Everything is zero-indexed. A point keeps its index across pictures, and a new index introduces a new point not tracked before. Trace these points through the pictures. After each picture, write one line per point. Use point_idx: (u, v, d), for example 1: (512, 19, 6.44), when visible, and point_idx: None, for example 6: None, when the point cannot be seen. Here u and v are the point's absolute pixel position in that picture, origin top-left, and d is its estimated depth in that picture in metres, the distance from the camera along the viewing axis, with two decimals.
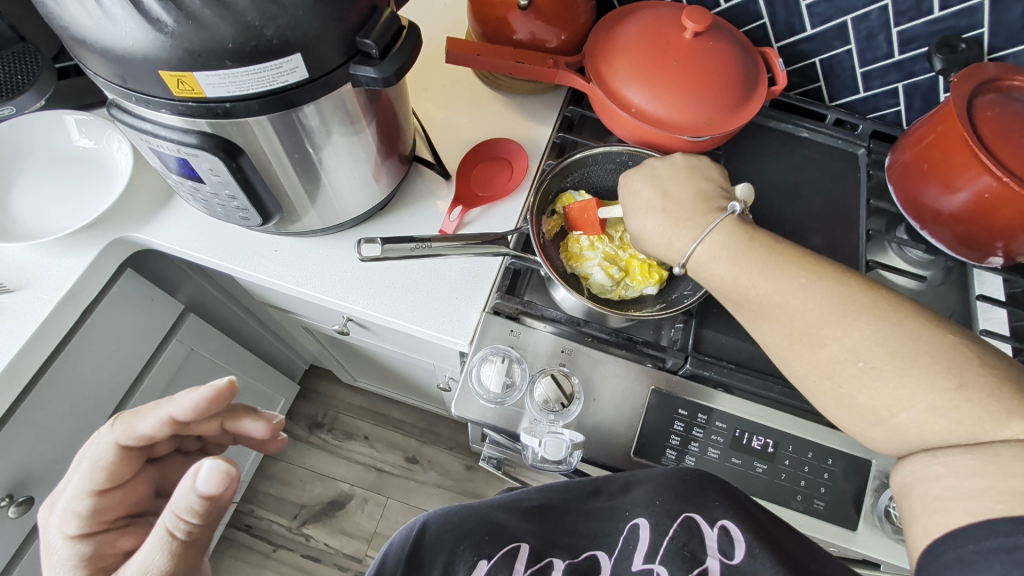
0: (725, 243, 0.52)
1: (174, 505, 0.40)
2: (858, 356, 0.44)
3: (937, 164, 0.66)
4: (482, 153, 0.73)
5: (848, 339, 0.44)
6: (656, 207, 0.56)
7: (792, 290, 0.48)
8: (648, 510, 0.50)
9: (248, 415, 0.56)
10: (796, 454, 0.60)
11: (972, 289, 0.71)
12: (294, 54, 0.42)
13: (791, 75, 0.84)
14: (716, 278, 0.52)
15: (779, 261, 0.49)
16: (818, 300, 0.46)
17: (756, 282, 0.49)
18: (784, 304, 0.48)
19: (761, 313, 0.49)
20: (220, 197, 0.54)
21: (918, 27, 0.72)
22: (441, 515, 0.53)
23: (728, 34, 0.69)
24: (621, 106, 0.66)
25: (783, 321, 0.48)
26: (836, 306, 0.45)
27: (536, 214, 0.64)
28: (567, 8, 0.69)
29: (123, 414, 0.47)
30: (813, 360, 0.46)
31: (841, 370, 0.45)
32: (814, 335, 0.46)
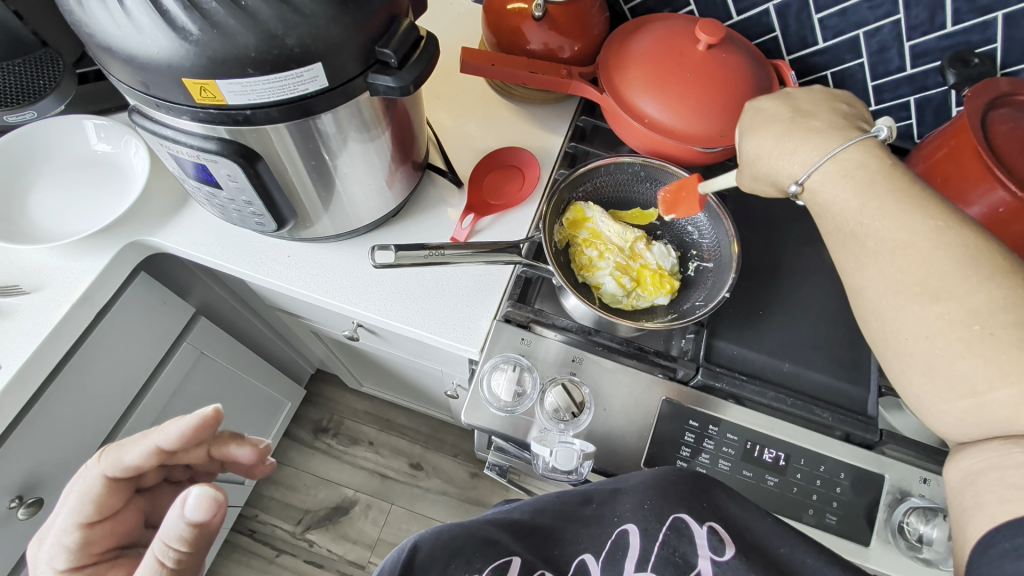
0: (861, 164, 0.47)
1: (163, 534, 0.42)
2: (975, 319, 0.39)
3: (949, 177, 0.65)
4: (494, 161, 0.73)
5: (967, 300, 0.40)
6: (775, 128, 0.53)
7: (928, 233, 0.42)
8: (637, 515, 0.49)
9: (235, 440, 0.56)
10: (807, 467, 0.59)
11: None
12: (315, 63, 0.42)
13: (802, 87, 0.84)
14: (834, 208, 0.48)
15: (916, 200, 0.44)
16: (947, 250, 0.41)
17: (881, 220, 0.45)
18: (901, 248, 0.43)
19: (878, 250, 0.44)
20: (237, 202, 0.55)
21: (930, 41, 0.72)
22: (432, 535, 0.50)
23: (742, 47, 0.69)
24: (634, 116, 0.67)
25: (905, 263, 0.43)
26: (967, 259, 0.41)
27: (549, 223, 0.64)
28: (581, 19, 0.70)
29: (110, 447, 0.48)
30: (918, 313, 0.42)
31: (950, 331, 0.40)
32: (936, 287, 0.41)
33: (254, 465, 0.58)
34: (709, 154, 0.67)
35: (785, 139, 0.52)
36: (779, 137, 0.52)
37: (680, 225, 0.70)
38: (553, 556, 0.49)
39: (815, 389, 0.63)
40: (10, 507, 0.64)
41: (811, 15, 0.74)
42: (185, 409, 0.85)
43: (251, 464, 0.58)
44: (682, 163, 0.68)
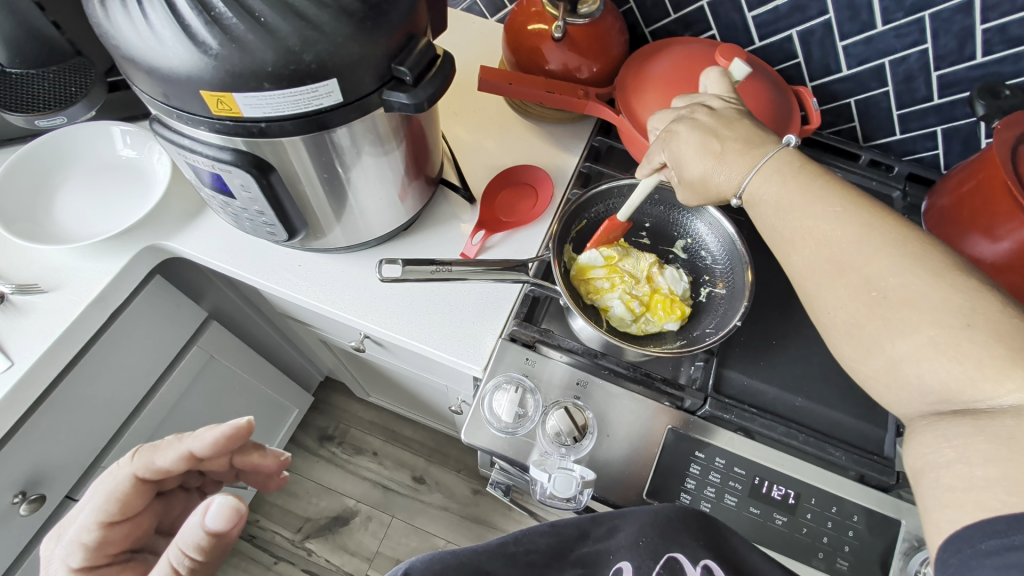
0: (776, 168, 0.46)
1: (180, 539, 0.43)
2: (874, 286, 0.39)
3: (978, 212, 0.64)
4: (508, 178, 0.73)
5: (867, 271, 0.39)
6: (703, 143, 0.50)
7: (828, 215, 0.42)
8: (632, 552, 0.47)
9: (258, 450, 0.57)
10: (818, 508, 0.57)
11: None
12: (330, 79, 0.43)
13: (825, 113, 0.82)
14: (757, 208, 0.47)
15: (818, 185, 0.44)
16: (855, 225, 0.41)
17: (789, 207, 0.45)
18: (813, 228, 0.43)
19: (792, 240, 0.44)
20: (250, 212, 0.55)
21: (959, 71, 0.70)
22: (424, 561, 0.46)
23: (762, 73, 0.68)
24: (649, 138, 0.66)
25: (815, 246, 0.42)
26: (866, 232, 0.40)
27: (558, 243, 0.64)
28: (600, 41, 0.70)
29: (144, 446, 0.49)
30: (832, 293, 0.41)
31: (855, 301, 0.40)
32: (843, 262, 0.41)
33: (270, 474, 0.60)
34: None
35: (715, 158, 0.49)
36: (706, 155, 0.50)
37: (693, 251, 0.69)
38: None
39: (829, 426, 0.61)
40: (12, 502, 0.65)
41: (835, 42, 0.73)
42: (190, 412, 0.86)
43: (268, 472, 0.60)
44: None
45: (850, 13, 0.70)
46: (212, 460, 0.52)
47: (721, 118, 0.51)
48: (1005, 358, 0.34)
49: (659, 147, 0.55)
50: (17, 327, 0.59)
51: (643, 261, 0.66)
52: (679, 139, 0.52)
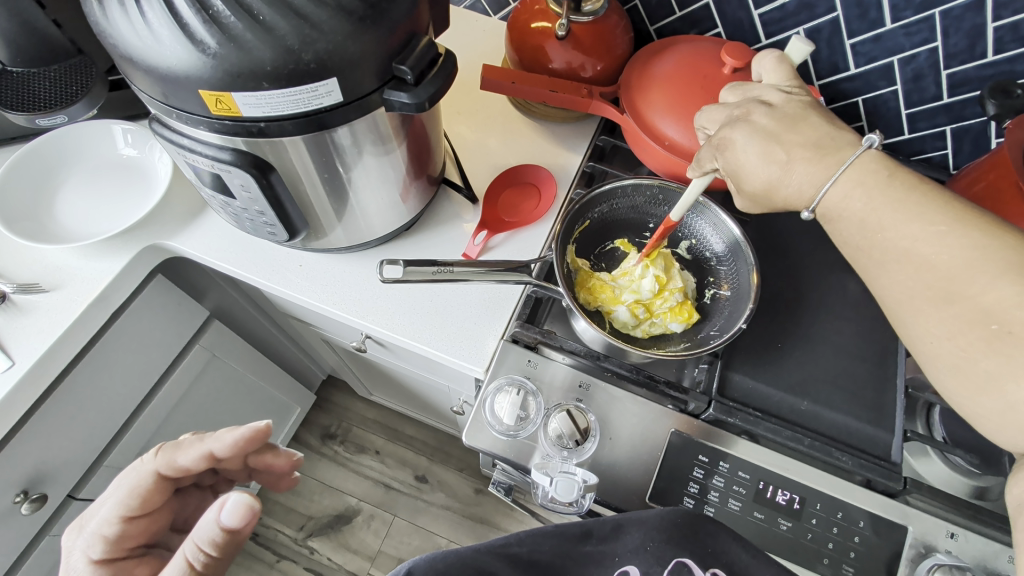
0: (861, 179, 0.45)
1: (196, 535, 0.43)
2: (992, 319, 0.39)
3: (988, 212, 0.63)
4: (510, 178, 0.72)
5: (982, 301, 0.39)
6: (765, 152, 0.49)
7: (929, 237, 0.42)
8: (638, 557, 0.48)
9: (271, 451, 0.57)
10: (823, 513, 0.56)
11: None
12: (330, 78, 0.42)
13: (832, 113, 0.81)
14: (841, 225, 0.47)
15: (920, 204, 0.43)
16: (965, 247, 0.40)
17: (887, 228, 0.44)
18: (916, 252, 0.42)
19: (884, 260, 0.44)
20: (250, 212, 0.55)
21: (970, 70, 0.69)
22: (426, 562, 0.45)
23: None
24: (653, 137, 0.65)
25: (916, 272, 0.42)
26: (978, 256, 0.40)
27: (561, 244, 0.63)
28: (605, 39, 0.69)
29: (167, 444, 0.49)
30: (935, 320, 0.42)
31: (968, 332, 0.40)
32: (950, 289, 0.41)
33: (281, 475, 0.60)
34: None
35: (782, 169, 0.48)
36: (772, 168, 0.49)
37: (697, 251, 0.68)
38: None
39: (834, 430, 0.60)
40: (14, 501, 0.65)
41: (843, 40, 0.72)
42: (192, 410, 0.86)
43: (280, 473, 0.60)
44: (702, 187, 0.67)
45: (859, 11, 0.69)
46: (230, 460, 0.52)
47: (783, 120, 0.49)
48: None
49: (712, 155, 0.53)
50: (19, 326, 0.59)
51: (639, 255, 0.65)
52: (738, 149, 0.50)
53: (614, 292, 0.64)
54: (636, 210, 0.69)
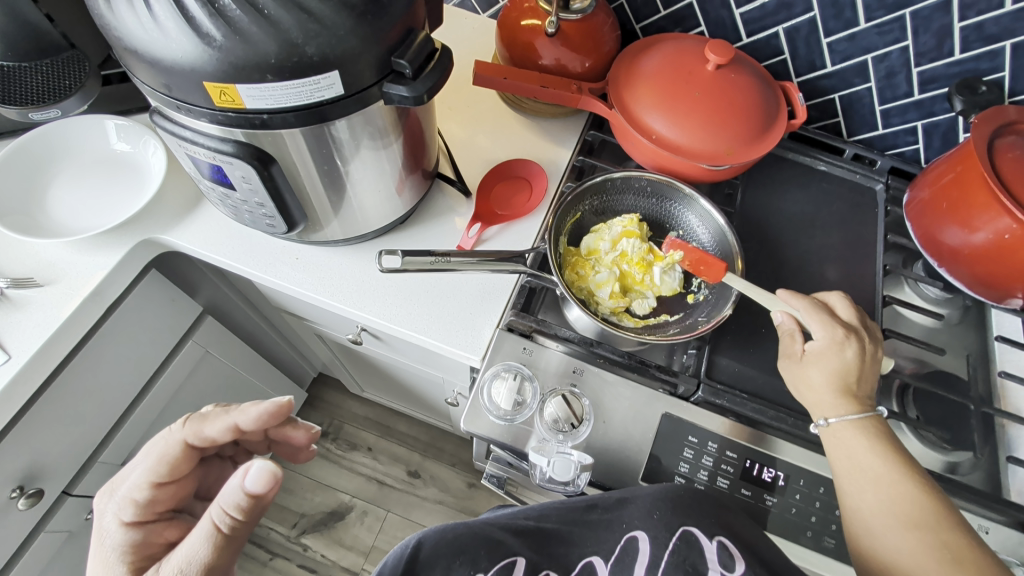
0: (869, 417, 0.55)
1: (222, 499, 0.44)
2: (947, 550, 0.46)
3: (956, 203, 0.68)
4: (504, 172, 0.74)
5: (942, 534, 0.47)
6: (840, 373, 0.57)
7: (907, 478, 0.51)
8: (646, 523, 0.49)
9: (291, 424, 0.58)
10: (807, 488, 0.59)
11: (990, 329, 0.74)
12: (332, 71, 0.43)
13: (810, 109, 0.85)
14: (836, 444, 0.55)
15: (899, 452, 0.53)
16: (928, 499, 0.49)
17: (871, 458, 0.52)
18: (890, 483, 0.50)
19: (873, 480, 0.51)
20: (249, 204, 0.56)
21: (938, 68, 0.73)
22: (436, 533, 0.50)
23: (751, 68, 0.70)
24: (641, 132, 0.68)
25: (900, 497, 0.50)
26: (941, 504, 0.49)
27: (554, 235, 0.65)
28: (593, 36, 0.71)
29: (194, 414, 0.50)
30: (907, 540, 0.48)
31: (931, 555, 0.46)
32: (922, 520, 0.48)
33: (299, 448, 0.61)
34: (715, 171, 0.68)
35: (840, 390, 0.56)
36: (836, 381, 0.56)
37: (685, 242, 0.70)
38: (553, 556, 0.49)
39: None
40: (10, 497, 0.64)
41: (820, 39, 0.75)
42: (186, 407, 0.86)
43: (298, 445, 0.60)
44: (688, 179, 0.70)
45: (835, 10, 0.72)
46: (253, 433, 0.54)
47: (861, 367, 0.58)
48: None
49: (823, 321, 0.59)
50: (14, 321, 0.58)
51: (619, 220, 0.67)
52: (836, 358, 0.57)
53: (593, 269, 0.65)
54: (623, 200, 0.71)
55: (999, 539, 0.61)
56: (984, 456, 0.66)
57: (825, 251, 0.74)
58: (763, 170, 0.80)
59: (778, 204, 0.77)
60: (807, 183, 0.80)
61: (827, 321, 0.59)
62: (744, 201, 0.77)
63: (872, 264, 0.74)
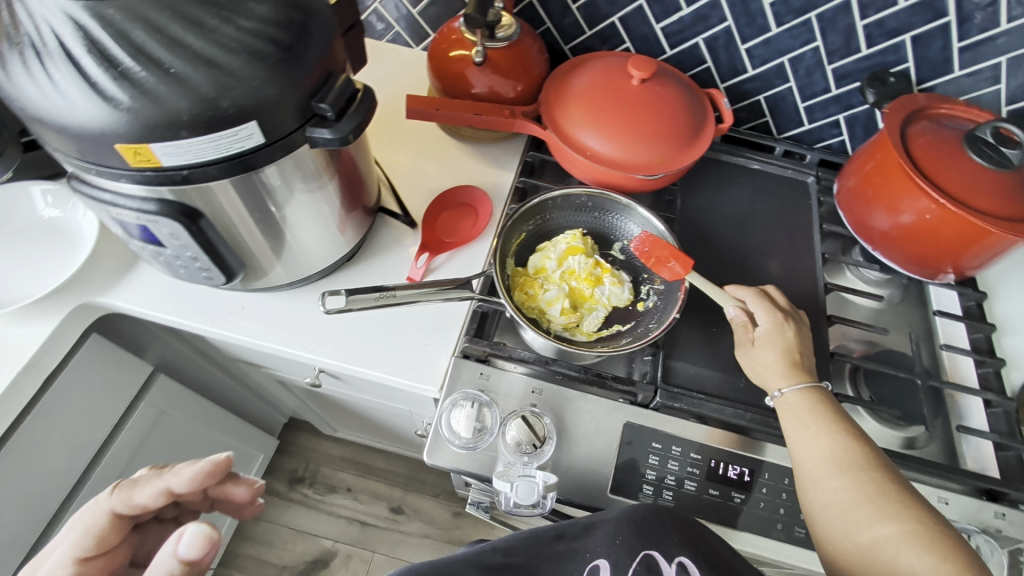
0: (816, 384, 0.58)
1: (154, 569, 0.42)
2: (882, 492, 0.47)
3: (879, 188, 0.71)
4: (448, 200, 0.75)
5: (877, 478, 0.49)
6: (788, 351, 0.60)
7: (846, 431, 0.53)
8: (608, 550, 0.47)
9: (231, 480, 0.57)
10: (772, 481, 0.60)
11: (930, 304, 0.78)
12: (249, 122, 0.43)
13: (739, 111, 0.88)
14: (786, 409, 0.56)
15: (842, 415, 0.55)
16: (868, 450, 0.52)
17: (813, 415, 0.54)
18: (830, 434, 0.52)
19: (815, 434, 0.53)
20: (183, 259, 0.55)
21: (850, 64, 0.77)
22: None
23: (675, 79, 0.73)
24: (576, 149, 0.69)
25: (839, 447, 0.51)
26: (877, 455, 0.51)
27: (500, 259, 0.66)
28: (521, 61, 0.73)
29: (123, 482, 0.48)
30: (847, 486, 0.49)
31: (867, 498, 0.48)
32: (859, 467, 0.50)
33: (242, 504, 0.60)
34: (651, 180, 0.70)
35: (789, 366, 0.59)
36: (785, 356, 0.60)
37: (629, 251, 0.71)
38: None
39: None
40: None
41: (738, 46, 0.79)
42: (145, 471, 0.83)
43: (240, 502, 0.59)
44: (626, 192, 0.72)
45: (747, 19, 0.76)
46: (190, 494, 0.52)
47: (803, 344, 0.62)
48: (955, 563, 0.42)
49: (763, 305, 0.63)
50: None
51: (563, 238, 0.68)
52: (780, 335, 0.61)
53: (542, 288, 0.65)
54: (565, 216, 0.72)
55: (958, 508, 0.63)
56: (936, 429, 0.69)
57: (766, 245, 0.77)
58: (701, 174, 0.83)
59: (719, 206, 0.80)
60: (743, 183, 0.83)
61: (763, 299, 0.64)
62: (685, 206, 0.80)
63: (812, 255, 0.77)
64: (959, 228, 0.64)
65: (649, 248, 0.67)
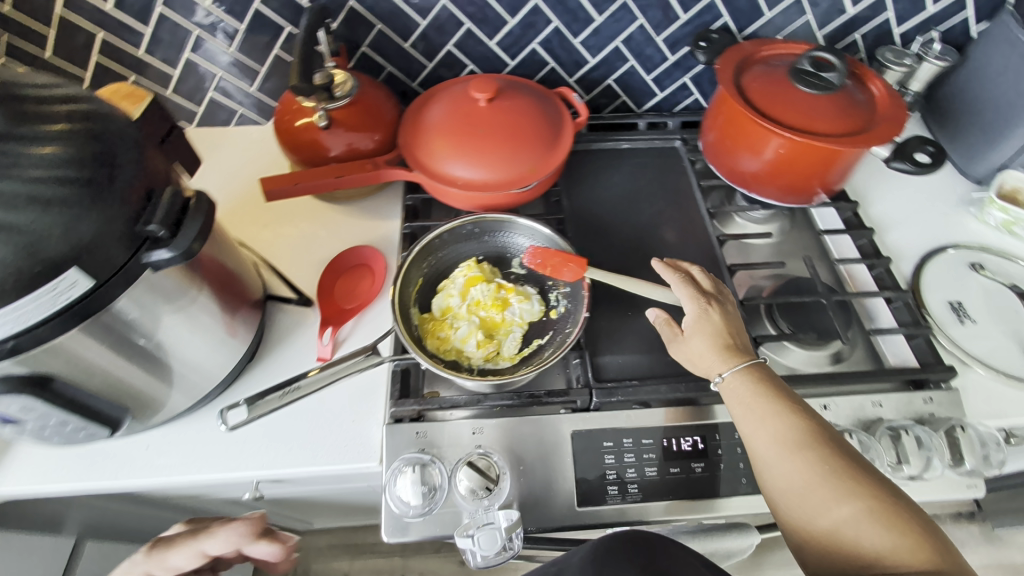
0: (754, 365, 0.56)
1: None
2: (833, 470, 0.45)
3: (736, 137, 0.75)
4: (338, 267, 0.73)
5: (825, 455, 0.46)
6: (715, 335, 0.59)
7: (788, 411, 0.50)
8: None
9: (265, 537, 0.56)
10: (725, 440, 0.62)
11: (817, 225, 0.83)
12: (68, 271, 0.40)
13: (597, 98, 0.91)
14: (732, 395, 0.54)
15: (783, 391, 0.53)
16: (815, 425, 0.49)
17: (756, 399, 0.52)
18: (774, 415, 0.50)
19: (761, 417, 0.51)
20: (51, 426, 0.49)
21: (675, 32, 0.82)
22: None
23: (523, 89, 0.75)
24: (448, 182, 0.69)
25: (784, 426, 0.49)
26: (823, 430, 0.49)
27: (403, 313, 0.64)
28: (369, 112, 0.72)
29: (158, 546, 0.56)
30: (797, 466, 0.47)
31: (821, 478, 0.45)
32: (806, 443, 0.48)
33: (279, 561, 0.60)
34: (529, 191, 0.71)
35: (721, 349, 0.58)
36: (717, 340, 0.59)
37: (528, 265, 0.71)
38: None
39: None
40: None
41: (572, 42, 0.82)
42: None
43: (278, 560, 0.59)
44: (510, 208, 0.72)
45: (571, 16, 0.79)
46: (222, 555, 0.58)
47: (729, 320, 0.61)
48: (911, 540, 0.41)
49: (686, 293, 0.63)
50: None
51: (460, 271, 0.68)
52: (707, 317, 0.61)
53: (452, 328, 0.65)
54: (458, 249, 0.72)
55: (892, 405, 0.66)
56: (855, 338, 0.73)
57: (657, 217, 0.80)
58: (579, 167, 0.85)
59: (604, 193, 0.82)
60: (620, 164, 0.85)
61: (686, 289, 0.63)
62: (573, 202, 0.81)
63: (700, 214, 0.80)
64: (814, 152, 0.69)
65: (542, 259, 0.67)
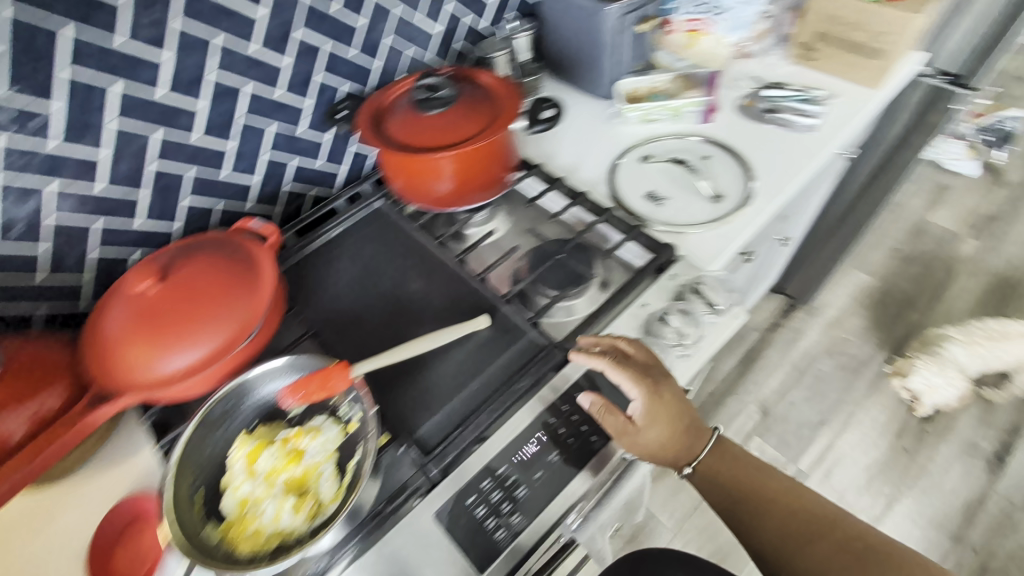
0: (670, 427, 0.67)
1: None
2: (785, 517, 0.67)
3: (411, 175, 0.80)
4: (102, 545, 0.60)
5: (773, 502, 0.68)
6: (654, 414, 0.65)
7: (734, 466, 0.71)
8: None
9: None
10: (557, 417, 0.67)
11: (525, 196, 0.93)
12: None
13: (287, 203, 0.93)
14: (666, 457, 0.68)
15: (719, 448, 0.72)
16: (749, 476, 0.71)
17: (688, 454, 0.70)
18: (723, 472, 0.70)
19: (716, 479, 0.70)
20: None
21: (305, 115, 0.87)
22: None
23: (191, 252, 0.70)
24: (171, 381, 0.62)
25: (739, 486, 0.70)
26: (760, 475, 0.71)
27: (195, 541, 0.55)
28: (38, 373, 0.62)
29: None
30: (763, 519, 0.67)
31: (782, 523, 0.66)
32: (764, 500, 0.68)
33: None
34: (258, 334, 0.67)
35: (670, 431, 0.67)
36: (670, 426, 0.66)
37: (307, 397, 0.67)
38: None
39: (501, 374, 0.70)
40: None
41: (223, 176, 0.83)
42: None
43: None
44: (251, 358, 0.67)
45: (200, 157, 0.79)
46: None
47: (668, 393, 0.66)
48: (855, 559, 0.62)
49: (632, 379, 0.64)
50: None
51: (237, 454, 0.62)
52: (648, 401, 0.64)
53: (259, 515, 0.58)
54: (226, 434, 0.64)
55: (655, 295, 0.77)
56: (604, 262, 0.82)
57: (402, 272, 0.82)
58: (306, 276, 0.83)
59: (344, 283, 0.82)
60: (345, 249, 0.86)
61: (636, 378, 0.65)
62: (315, 309, 0.79)
63: (432, 247, 0.84)
64: (478, 154, 0.77)
65: (303, 391, 0.64)
